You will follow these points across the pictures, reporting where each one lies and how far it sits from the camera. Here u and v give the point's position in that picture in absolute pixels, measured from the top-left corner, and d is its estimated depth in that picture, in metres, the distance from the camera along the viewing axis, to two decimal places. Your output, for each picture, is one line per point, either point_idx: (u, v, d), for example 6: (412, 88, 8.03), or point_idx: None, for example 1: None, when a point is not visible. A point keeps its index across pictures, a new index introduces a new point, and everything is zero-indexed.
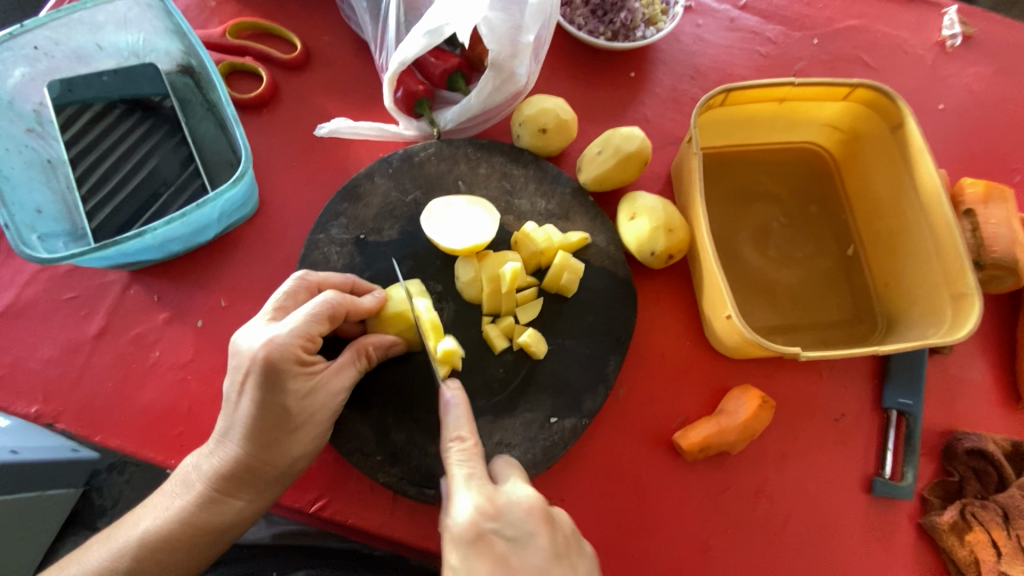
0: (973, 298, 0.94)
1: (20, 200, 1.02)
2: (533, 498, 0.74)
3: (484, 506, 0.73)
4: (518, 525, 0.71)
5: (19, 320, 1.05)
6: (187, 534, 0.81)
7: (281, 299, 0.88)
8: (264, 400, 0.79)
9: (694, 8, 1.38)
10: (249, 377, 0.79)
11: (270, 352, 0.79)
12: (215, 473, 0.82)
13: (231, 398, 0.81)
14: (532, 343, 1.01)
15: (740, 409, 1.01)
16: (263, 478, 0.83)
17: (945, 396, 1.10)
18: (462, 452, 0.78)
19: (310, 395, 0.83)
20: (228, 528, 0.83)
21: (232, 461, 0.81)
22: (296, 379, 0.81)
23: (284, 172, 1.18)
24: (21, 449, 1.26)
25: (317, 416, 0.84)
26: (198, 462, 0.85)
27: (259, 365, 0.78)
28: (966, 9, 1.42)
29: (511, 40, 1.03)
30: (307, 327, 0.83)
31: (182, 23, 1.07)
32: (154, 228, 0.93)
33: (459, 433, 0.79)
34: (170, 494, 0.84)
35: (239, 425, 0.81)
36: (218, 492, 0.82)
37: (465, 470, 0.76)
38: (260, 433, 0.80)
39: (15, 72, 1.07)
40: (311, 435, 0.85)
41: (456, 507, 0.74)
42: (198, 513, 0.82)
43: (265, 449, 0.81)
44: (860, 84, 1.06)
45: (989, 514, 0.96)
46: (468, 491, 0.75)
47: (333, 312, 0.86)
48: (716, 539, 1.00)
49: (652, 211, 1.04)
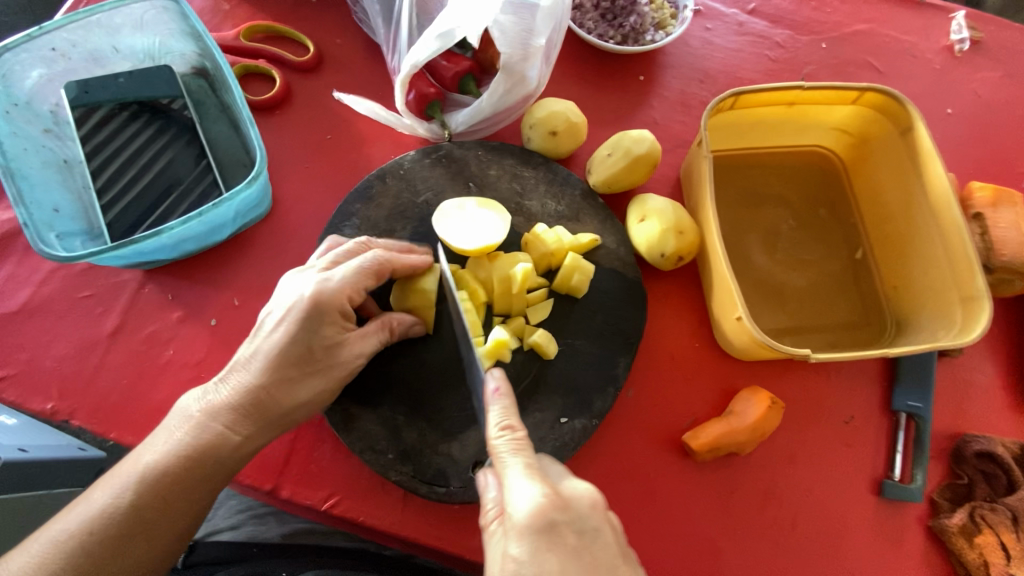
0: (982, 300, 0.95)
1: (37, 199, 1.03)
2: (595, 493, 0.74)
3: (551, 497, 0.70)
4: (585, 519, 0.71)
5: (35, 318, 1.06)
6: (186, 466, 0.79)
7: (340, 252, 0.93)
8: (297, 334, 0.83)
9: (703, 13, 1.39)
10: (291, 313, 0.84)
11: (320, 292, 0.84)
12: (223, 406, 0.82)
13: (264, 331, 0.85)
14: (542, 342, 1.01)
15: (749, 410, 1.01)
16: (270, 417, 0.84)
17: (954, 399, 1.10)
18: (514, 441, 0.76)
19: (336, 344, 0.87)
20: (225, 464, 0.82)
21: (245, 394, 0.82)
22: (331, 325, 0.86)
23: (296, 173, 1.19)
24: (29, 447, 1.30)
25: (334, 366, 0.87)
26: (205, 395, 0.84)
27: (306, 302, 0.83)
28: (974, 14, 1.43)
29: (522, 43, 1.04)
30: (357, 278, 0.88)
31: (198, 24, 1.09)
32: (171, 227, 0.94)
33: (510, 423, 0.78)
34: (173, 426, 0.82)
35: (261, 358, 0.84)
36: (222, 425, 0.82)
37: (519, 460, 0.75)
38: (280, 368, 0.83)
39: (33, 73, 1.09)
40: (323, 384, 0.87)
41: (518, 497, 0.71)
42: (199, 444, 0.80)
43: (280, 386, 0.83)
44: (869, 88, 1.07)
45: (999, 517, 0.96)
46: (528, 482, 0.72)
47: (379, 268, 0.91)
48: (725, 540, 1.00)
49: (662, 213, 1.05)
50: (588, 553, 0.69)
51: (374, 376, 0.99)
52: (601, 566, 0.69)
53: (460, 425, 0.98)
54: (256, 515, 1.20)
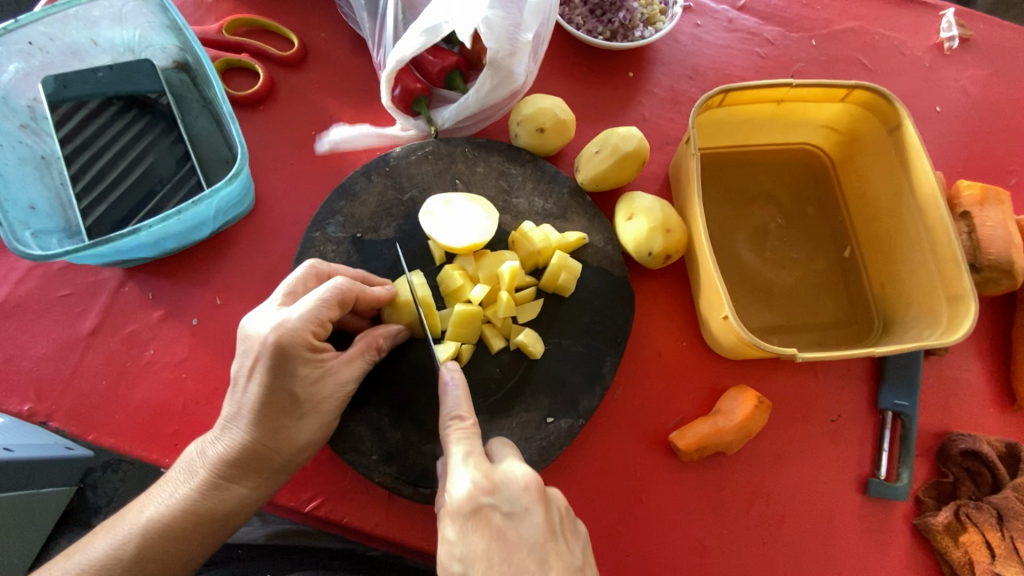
0: (968, 300, 0.95)
1: (13, 196, 1.01)
2: (530, 475, 0.74)
3: (482, 481, 0.72)
4: (515, 501, 0.72)
5: (13, 317, 1.04)
6: (191, 522, 0.80)
7: (291, 284, 0.87)
8: (273, 384, 0.79)
9: (693, 9, 1.38)
10: (259, 362, 0.79)
11: (281, 337, 0.78)
12: (220, 459, 0.81)
13: (239, 380, 0.81)
14: (529, 343, 1.00)
15: (736, 410, 1.01)
16: (269, 465, 0.82)
17: (940, 398, 1.10)
18: (461, 429, 0.77)
19: (320, 382, 0.83)
20: (232, 513, 0.82)
21: (239, 446, 0.81)
22: (307, 365, 0.81)
23: (280, 170, 1.18)
24: (15, 447, 1.23)
25: (324, 403, 0.84)
26: (203, 447, 0.84)
27: (272, 349, 0.78)
28: (963, 11, 1.43)
29: (509, 38, 1.03)
30: (320, 309, 0.82)
31: (179, 19, 1.07)
32: (149, 225, 0.92)
33: (459, 412, 0.79)
34: (174, 483, 0.82)
35: (245, 407, 0.81)
36: (221, 478, 0.81)
37: (462, 448, 0.76)
38: (267, 417, 0.80)
39: (9, 67, 1.06)
40: (317, 424, 0.84)
41: (454, 483, 0.73)
42: (203, 500, 0.81)
43: (271, 435, 0.81)
44: (858, 86, 1.06)
45: (984, 515, 0.96)
46: (465, 467, 0.74)
47: (342, 297, 0.84)
48: (712, 540, 1.00)
49: (649, 211, 1.04)
50: (514, 533, 0.70)
51: None
52: (529, 549, 0.70)
53: None
54: None
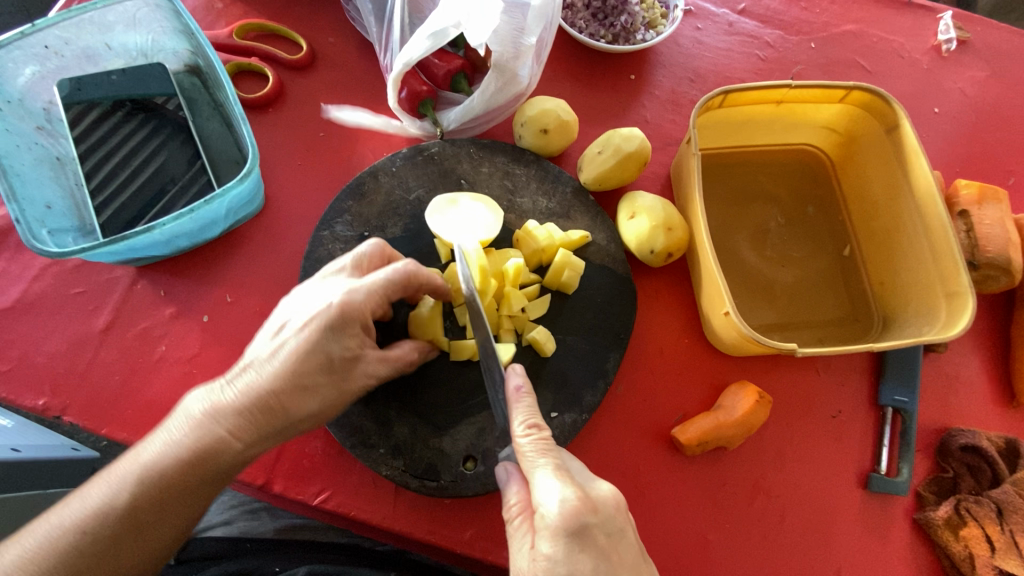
0: (966, 296, 0.96)
1: (31, 195, 1.04)
2: (616, 493, 0.76)
3: (584, 498, 0.71)
4: (611, 521, 0.73)
5: (28, 314, 1.07)
6: (184, 470, 0.76)
7: (359, 257, 0.92)
8: (319, 341, 0.79)
9: (694, 13, 1.41)
10: (318, 318, 0.80)
11: (345, 301, 0.81)
12: (230, 406, 0.78)
13: (286, 332, 0.82)
14: (541, 340, 1.02)
15: (737, 405, 1.03)
16: (276, 424, 0.79)
17: (940, 394, 1.11)
18: (540, 441, 0.76)
19: (356, 359, 0.83)
20: (222, 468, 0.77)
21: (256, 395, 0.78)
22: (354, 338, 0.82)
23: (288, 170, 1.20)
24: (23, 447, 1.30)
25: (348, 382, 0.83)
26: (211, 395, 0.80)
27: (333, 310, 0.80)
28: (960, 15, 1.45)
29: (514, 42, 1.05)
30: (385, 288, 0.85)
31: (191, 24, 1.08)
32: (162, 223, 0.94)
33: (536, 422, 0.78)
34: (173, 425, 0.79)
35: (279, 358, 0.80)
36: (224, 427, 0.77)
37: (548, 461, 0.75)
38: (295, 373, 0.79)
39: (25, 71, 1.08)
40: (333, 398, 0.82)
41: (547, 497, 0.71)
42: (199, 446, 0.76)
43: (292, 393, 0.79)
44: (856, 87, 1.08)
45: (983, 510, 0.97)
46: (559, 484, 0.72)
47: (407, 282, 0.87)
48: (714, 534, 1.01)
49: (651, 211, 1.06)
50: (616, 551, 0.71)
51: None
52: (627, 565, 0.72)
53: (450, 420, 0.99)
54: (247, 511, 1.20)
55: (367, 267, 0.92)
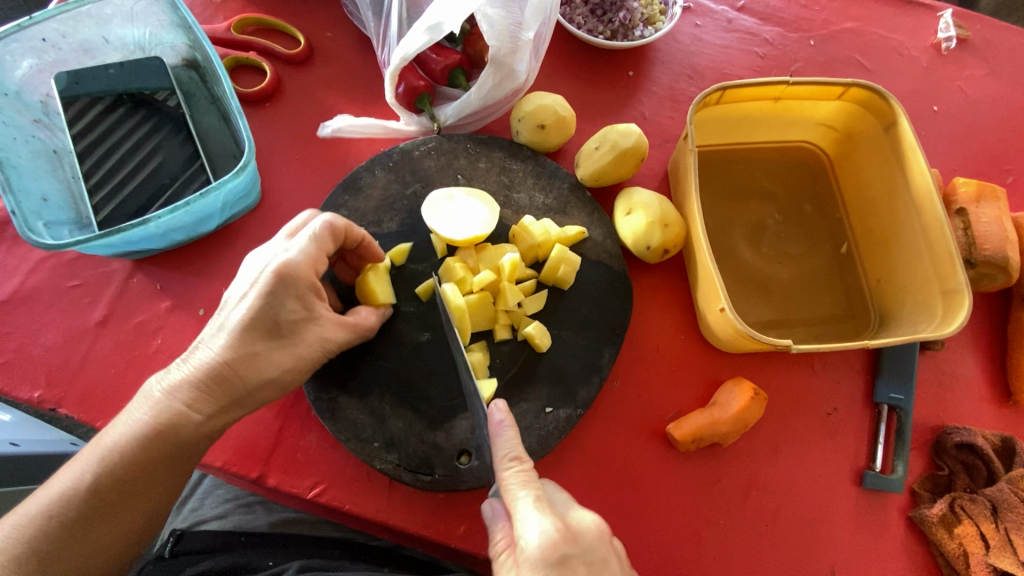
0: (963, 293, 0.96)
1: (25, 187, 1.03)
2: (600, 525, 0.76)
3: (563, 530, 0.71)
4: (594, 551, 0.72)
5: (24, 306, 1.07)
6: (145, 449, 0.76)
7: (296, 225, 0.93)
8: (261, 307, 0.81)
9: (693, 9, 1.41)
10: (257, 284, 0.82)
11: (283, 265, 0.83)
12: (183, 382, 0.79)
13: (229, 304, 0.84)
14: (536, 335, 1.02)
15: (732, 401, 1.03)
16: (232, 393, 0.81)
17: (936, 392, 1.11)
18: (522, 473, 0.77)
19: (303, 322, 0.86)
20: (184, 441, 0.78)
21: (208, 367, 0.80)
22: (297, 301, 0.84)
23: (286, 165, 1.20)
24: (21, 441, 1.32)
25: (301, 345, 0.86)
26: (166, 375, 0.81)
27: (271, 274, 0.82)
28: (960, 13, 1.44)
29: (511, 36, 1.05)
30: (320, 248, 0.87)
31: (188, 17, 1.09)
32: (158, 216, 0.94)
33: (518, 454, 0.79)
34: (132, 407, 0.79)
35: (227, 329, 0.82)
36: (180, 402, 0.78)
37: (529, 492, 0.75)
38: (243, 341, 0.81)
39: (23, 63, 1.09)
40: (287, 362, 0.85)
41: (527, 530, 0.71)
42: (159, 423, 0.77)
43: (243, 361, 0.81)
44: (854, 85, 1.08)
45: (978, 507, 0.97)
46: (538, 515, 0.73)
47: (334, 235, 0.88)
48: (708, 530, 1.01)
49: (647, 206, 1.06)
50: None
51: (355, 363, 1.00)
52: None
53: (445, 414, 0.99)
54: (242, 505, 1.18)
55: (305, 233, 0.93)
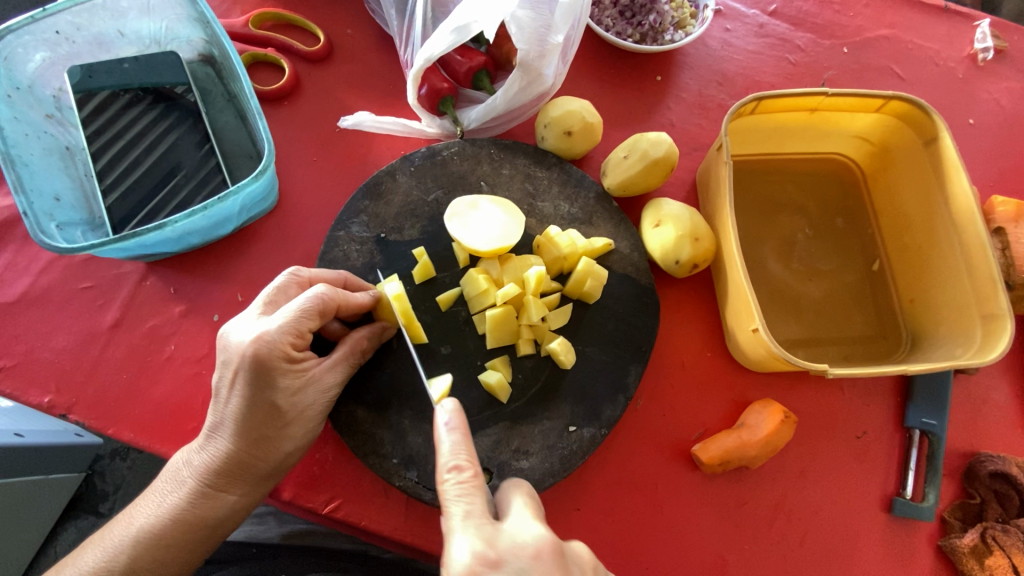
0: (1004, 319, 0.93)
1: (38, 186, 0.99)
2: (542, 540, 0.68)
3: (487, 552, 0.66)
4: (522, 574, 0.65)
5: (33, 308, 1.04)
6: (183, 535, 0.81)
7: (273, 293, 0.85)
8: (253, 396, 0.78)
9: (723, 13, 1.36)
10: (238, 373, 0.77)
11: (259, 349, 0.76)
12: (207, 470, 0.81)
13: (221, 391, 0.80)
14: (561, 352, 0.99)
15: (761, 424, 1.00)
16: (256, 472, 0.82)
17: (969, 417, 1.08)
18: (458, 485, 0.72)
19: (301, 391, 0.82)
20: (223, 521, 0.83)
21: (224, 456, 0.80)
22: (288, 376, 0.80)
23: (303, 167, 1.17)
24: (25, 432, 1.26)
25: (307, 411, 0.84)
26: (189, 457, 0.84)
27: (249, 361, 0.76)
28: (998, 22, 1.40)
29: (540, 40, 1.01)
30: (303, 322, 0.80)
31: (206, 12, 1.05)
32: (174, 221, 0.91)
33: (458, 463, 0.74)
34: (163, 490, 0.83)
35: (230, 417, 0.80)
36: (209, 489, 0.81)
37: (460, 508, 0.71)
38: (249, 430, 0.79)
39: (36, 56, 1.05)
40: (302, 431, 0.84)
41: (454, 552, 0.67)
42: (194, 510, 0.81)
43: (257, 445, 0.80)
44: (895, 97, 1.04)
45: (1012, 539, 0.93)
46: (466, 536, 0.68)
47: (323, 307, 0.82)
48: (733, 555, 0.99)
49: (677, 219, 1.03)
50: None
51: (376, 377, 0.97)
52: None
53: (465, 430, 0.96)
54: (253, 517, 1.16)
55: (281, 300, 0.85)
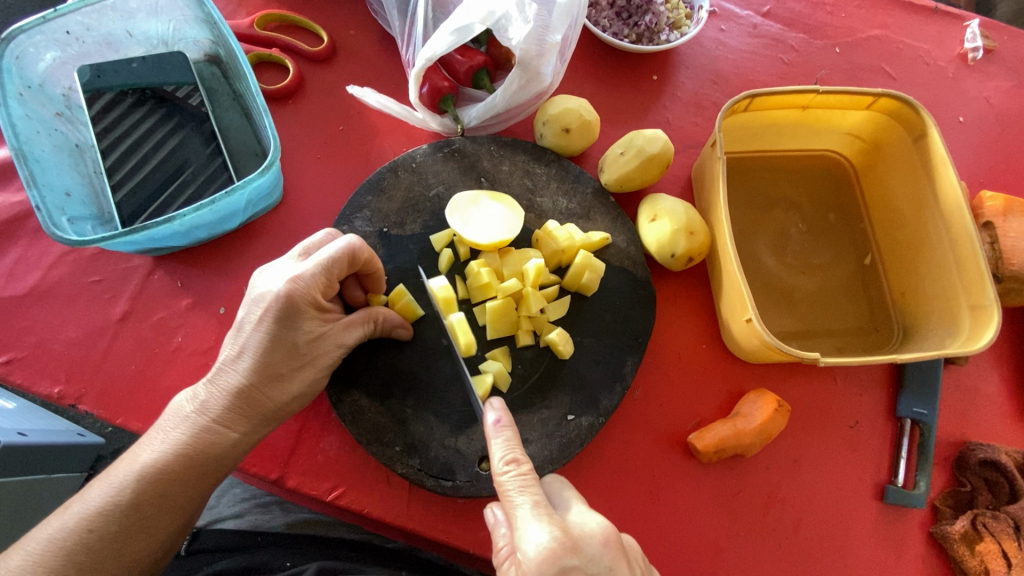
0: (991, 309, 0.95)
1: (50, 181, 1.01)
2: (610, 529, 0.71)
3: (564, 539, 0.68)
4: (598, 560, 0.68)
5: (44, 301, 1.06)
6: (187, 465, 0.78)
7: (308, 244, 0.90)
8: (277, 333, 0.81)
9: (718, 14, 1.39)
10: (268, 310, 0.81)
11: (294, 288, 0.81)
12: (214, 403, 0.81)
13: (244, 327, 0.82)
14: (559, 342, 1.01)
15: (755, 413, 1.02)
16: (264, 412, 0.83)
17: (959, 408, 1.10)
18: (519, 478, 0.75)
19: (319, 338, 0.86)
20: (226, 459, 0.81)
21: (237, 390, 0.81)
22: (311, 321, 0.84)
23: (307, 164, 1.19)
24: (27, 431, 1.25)
25: (320, 358, 0.87)
26: (196, 395, 0.82)
27: (280, 299, 0.81)
28: (987, 23, 1.43)
29: (538, 39, 1.04)
30: (332, 268, 0.85)
31: (214, 12, 1.08)
32: (183, 214, 0.93)
33: (515, 457, 0.77)
34: (166, 427, 0.80)
35: (249, 353, 0.82)
36: (213, 422, 0.80)
37: (527, 498, 0.73)
38: (267, 366, 0.82)
39: (47, 56, 1.08)
40: (311, 377, 0.87)
41: (527, 539, 0.69)
42: (199, 442, 0.79)
43: (270, 383, 0.82)
44: (884, 95, 1.07)
45: (1001, 525, 0.95)
46: (539, 524, 0.70)
47: (353, 257, 0.87)
48: (728, 541, 1.01)
49: (673, 213, 1.05)
50: None
51: (379, 368, 1.00)
52: None
53: (467, 418, 0.98)
54: (259, 505, 1.17)
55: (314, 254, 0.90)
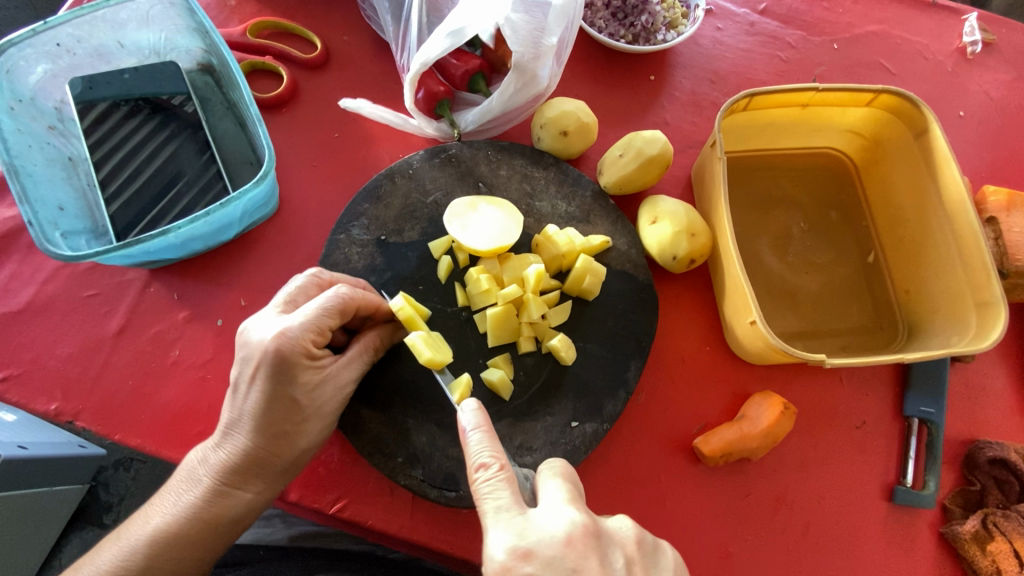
0: (998, 306, 0.94)
1: (42, 196, 1.01)
2: (574, 528, 0.68)
3: (518, 547, 0.67)
4: (557, 565, 0.65)
5: (39, 317, 1.05)
6: (200, 529, 0.81)
7: (291, 292, 0.86)
8: (273, 392, 0.79)
9: (714, 12, 1.38)
10: (259, 369, 0.78)
11: (282, 344, 0.78)
12: (223, 466, 0.82)
13: (240, 387, 0.81)
14: (561, 348, 1.00)
15: (761, 416, 1.00)
16: (272, 469, 0.83)
17: (966, 405, 1.09)
18: (487, 482, 0.74)
19: (319, 387, 0.83)
20: (240, 518, 0.84)
21: (241, 452, 0.81)
22: (307, 373, 0.81)
23: (303, 172, 1.18)
24: (28, 445, 1.21)
25: (324, 407, 0.85)
26: (205, 456, 0.84)
27: (270, 358, 0.77)
28: (986, 16, 1.42)
29: (534, 42, 1.02)
30: (324, 319, 0.81)
31: (205, 21, 1.07)
32: (177, 227, 0.92)
33: (483, 461, 0.75)
34: (179, 489, 0.83)
35: (249, 414, 0.81)
36: (226, 486, 0.82)
37: (491, 504, 0.72)
38: (268, 427, 0.80)
39: (37, 69, 1.06)
40: (319, 427, 0.85)
41: (488, 546, 0.69)
42: (211, 507, 0.81)
43: (275, 442, 0.81)
44: (885, 91, 1.06)
45: (1013, 524, 0.93)
46: (500, 532, 0.69)
47: (342, 304, 0.84)
48: (736, 546, 1.00)
49: (674, 216, 1.04)
50: None
51: (379, 378, 0.99)
52: None
53: None
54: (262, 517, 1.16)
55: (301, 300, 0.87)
